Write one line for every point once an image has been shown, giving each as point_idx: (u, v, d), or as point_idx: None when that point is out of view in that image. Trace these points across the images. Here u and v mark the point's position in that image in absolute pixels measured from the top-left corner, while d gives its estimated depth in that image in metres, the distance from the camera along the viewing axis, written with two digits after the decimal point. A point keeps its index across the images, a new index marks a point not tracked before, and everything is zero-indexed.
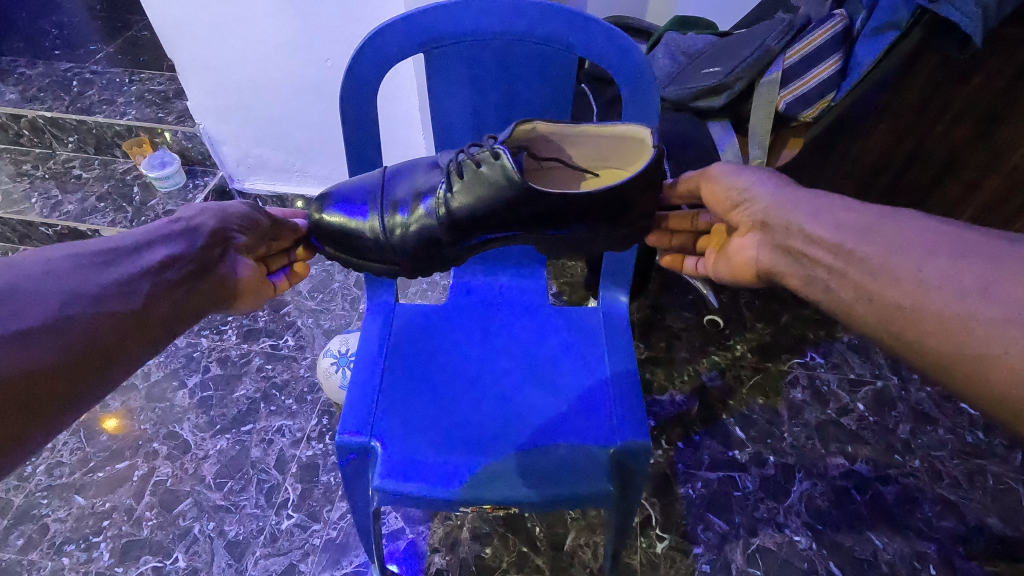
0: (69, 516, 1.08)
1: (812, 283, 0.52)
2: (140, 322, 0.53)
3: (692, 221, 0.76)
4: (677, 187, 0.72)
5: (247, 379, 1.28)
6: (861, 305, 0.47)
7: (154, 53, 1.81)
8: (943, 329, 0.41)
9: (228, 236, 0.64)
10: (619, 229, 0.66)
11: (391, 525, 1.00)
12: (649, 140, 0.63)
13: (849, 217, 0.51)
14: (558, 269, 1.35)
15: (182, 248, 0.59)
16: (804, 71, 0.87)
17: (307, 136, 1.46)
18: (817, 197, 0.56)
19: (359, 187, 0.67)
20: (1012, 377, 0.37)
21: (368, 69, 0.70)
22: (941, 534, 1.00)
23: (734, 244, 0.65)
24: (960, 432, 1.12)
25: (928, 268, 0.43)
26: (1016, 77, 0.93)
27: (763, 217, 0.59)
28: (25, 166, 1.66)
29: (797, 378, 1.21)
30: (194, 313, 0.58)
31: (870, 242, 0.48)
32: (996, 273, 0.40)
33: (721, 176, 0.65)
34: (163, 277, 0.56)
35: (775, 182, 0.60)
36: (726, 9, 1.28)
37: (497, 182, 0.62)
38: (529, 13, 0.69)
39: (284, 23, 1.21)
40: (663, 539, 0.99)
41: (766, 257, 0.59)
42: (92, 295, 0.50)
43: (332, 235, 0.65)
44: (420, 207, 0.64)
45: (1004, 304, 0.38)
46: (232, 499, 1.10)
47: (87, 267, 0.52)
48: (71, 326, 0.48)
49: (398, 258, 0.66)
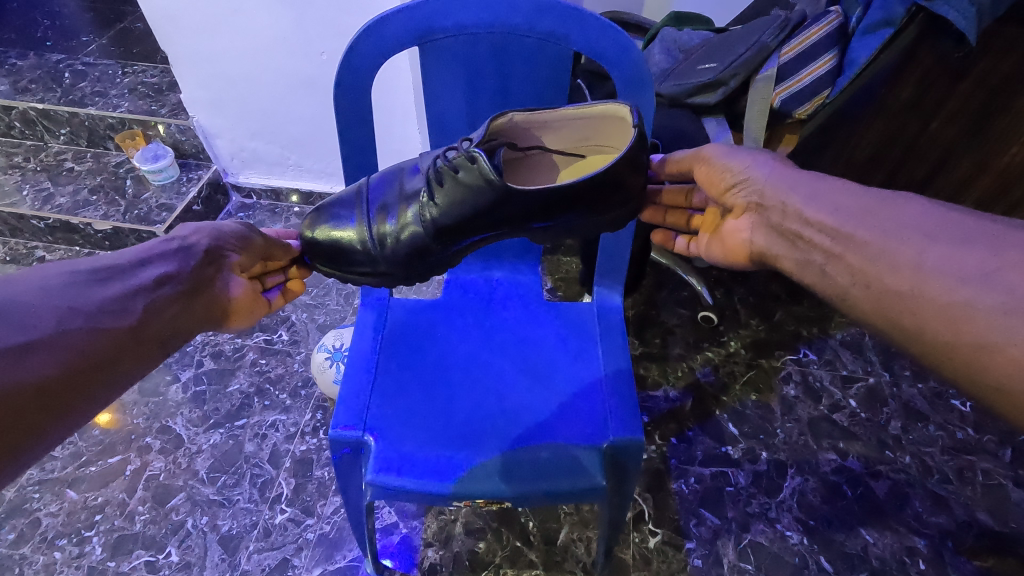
0: (61, 510, 1.08)
1: (809, 266, 0.52)
2: (136, 338, 0.53)
3: (687, 198, 0.76)
4: (666, 166, 0.72)
5: (240, 374, 1.27)
6: (858, 290, 0.47)
7: (148, 45, 1.79)
8: (943, 316, 0.41)
9: (223, 255, 0.65)
10: (608, 216, 0.65)
11: (385, 520, 1.01)
12: (629, 117, 0.63)
13: (848, 201, 0.51)
14: (553, 265, 1.35)
15: (178, 265, 0.60)
16: (799, 68, 0.87)
17: (302, 130, 1.45)
18: (814, 179, 0.56)
19: (347, 200, 0.68)
20: (1011, 367, 0.37)
21: (363, 62, 0.69)
22: (930, 529, 1.01)
23: (729, 226, 0.66)
24: (951, 428, 1.13)
25: (928, 255, 0.43)
26: (1010, 75, 0.94)
27: (760, 198, 0.59)
28: (17, 158, 1.64)
29: (790, 374, 1.21)
30: (188, 330, 0.58)
31: (868, 226, 0.48)
32: (996, 260, 0.40)
33: (716, 158, 0.64)
34: (159, 293, 0.56)
35: (773, 164, 0.60)
36: (723, 5, 1.28)
37: (475, 184, 0.61)
38: (524, 8, 0.68)
39: (279, 16, 1.20)
40: (656, 534, 1.00)
41: (761, 240, 0.60)
42: (89, 311, 0.50)
43: (324, 251, 0.67)
44: (407, 215, 0.65)
45: (1005, 292, 0.39)
46: (226, 494, 1.10)
47: (83, 282, 0.52)
48: (68, 342, 0.48)
49: (392, 267, 0.67)
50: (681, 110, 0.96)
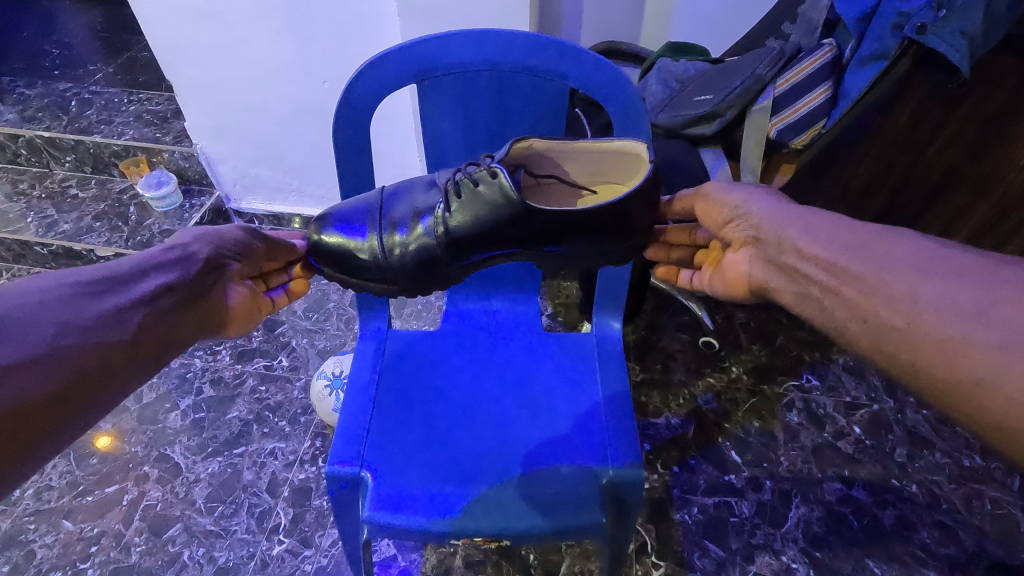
0: (56, 542, 1.06)
1: (806, 300, 0.52)
2: (133, 349, 0.53)
3: (691, 235, 0.76)
4: (673, 205, 0.72)
5: (240, 401, 1.27)
6: (855, 324, 0.47)
7: (154, 74, 1.82)
8: (940, 351, 0.40)
9: (223, 263, 0.64)
10: (616, 249, 0.66)
11: (383, 552, 0.99)
12: (645, 155, 0.63)
13: (843, 236, 0.51)
14: (552, 290, 1.35)
15: (176, 276, 0.59)
16: (794, 100, 0.89)
17: (304, 157, 1.47)
18: (809, 215, 0.56)
19: (356, 207, 0.67)
20: (1009, 405, 0.36)
21: (362, 99, 0.70)
22: (940, 560, 0.99)
23: (728, 260, 0.64)
24: (957, 455, 1.11)
25: (922, 289, 0.43)
26: (1003, 105, 0.95)
27: (756, 232, 0.59)
28: (22, 185, 1.65)
29: (793, 401, 1.20)
30: (186, 338, 0.58)
31: (863, 260, 0.48)
32: (991, 295, 0.40)
33: (716, 194, 0.65)
34: (156, 304, 0.56)
35: (770, 199, 0.60)
36: (719, 34, 1.30)
37: (495, 201, 0.62)
38: (520, 46, 0.70)
39: (282, 46, 1.23)
40: (659, 567, 0.98)
41: (759, 273, 0.59)
42: (84, 324, 0.50)
43: (329, 257, 0.65)
44: (419, 226, 0.64)
45: (1002, 329, 0.38)
46: (223, 524, 1.08)
47: (79, 295, 0.52)
48: (65, 356, 0.48)
49: (398, 277, 0.66)
50: (678, 140, 0.97)
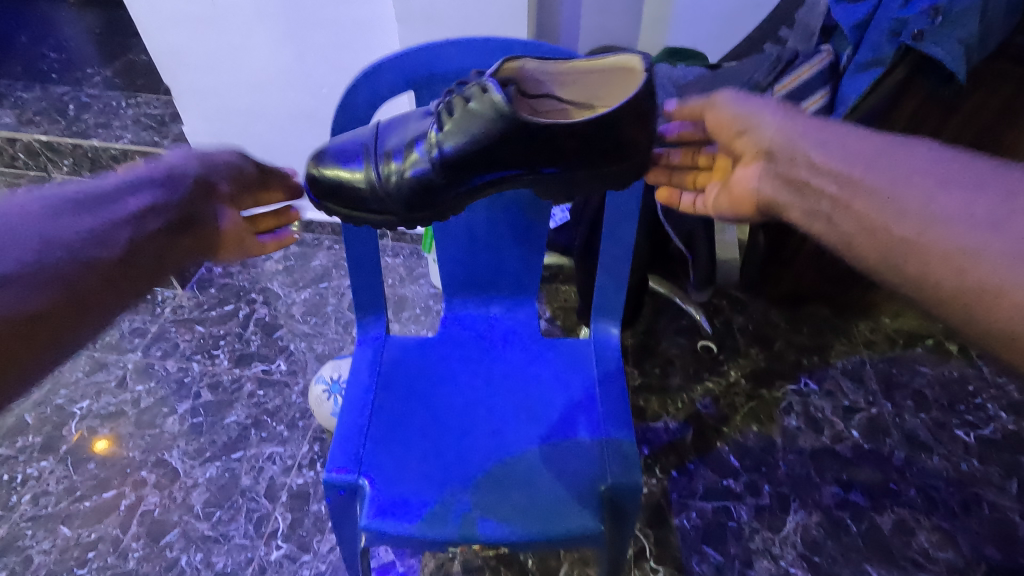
0: (54, 548, 1.06)
1: (816, 215, 0.51)
2: (123, 269, 0.44)
3: (696, 155, 0.73)
4: (682, 121, 0.70)
5: (238, 406, 1.27)
6: (864, 238, 0.46)
7: (152, 77, 1.82)
8: (945, 261, 0.40)
9: (215, 185, 0.56)
10: (614, 169, 0.63)
11: (381, 558, 0.99)
12: (638, 68, 0.60)
13: (858, 149, 0.49)
14: (551, 294, 1.36)
15: (166, 195, 0.51)
16: (793, 105, 0.88)
17: (302, 163, 1.46)
18: (825, 127, 0.54)
19: (350, 141, 0.64)
20: (1014, 312, 0.37)
21: (359, 108, 0.70)
22: (937, 565, 0.99)
23: (737, 175, 0.63)
24: (955, 459, 1.12)
25: (937, 201, 0.43)
26: (999, 111, 0.96)
27: (768, 146, 0.57)
28: (20, 189, 1.65)
29: (791, 405, 1.20)
30: (179, 266, 0.50)
31: (877, 172, 0.46)
32: (1007, 207, 0.40)
33: (724, 107, 0.62)
34: (146, 224, 0.47)
35: (784, 112, 0.57)
36: (716, 40, 1.30)
37: (488, 116, 0.58)
38: (518, 54, 0.70)
39: (281, 52, 1.23)
40: (657, 572, 0.98)
41: (767, 189, 0.57)
42: (62, 238, 0.42)
43: (323, 190, 0.62)
44: (414, 152, 0.61)
45: (1016, 237, 0.38)
46: (221, 529, 1.08)
47: (54, 205, 0.43)
48: (41, 271, 0.39)
49: (397, 209, 0.62)
50: None
